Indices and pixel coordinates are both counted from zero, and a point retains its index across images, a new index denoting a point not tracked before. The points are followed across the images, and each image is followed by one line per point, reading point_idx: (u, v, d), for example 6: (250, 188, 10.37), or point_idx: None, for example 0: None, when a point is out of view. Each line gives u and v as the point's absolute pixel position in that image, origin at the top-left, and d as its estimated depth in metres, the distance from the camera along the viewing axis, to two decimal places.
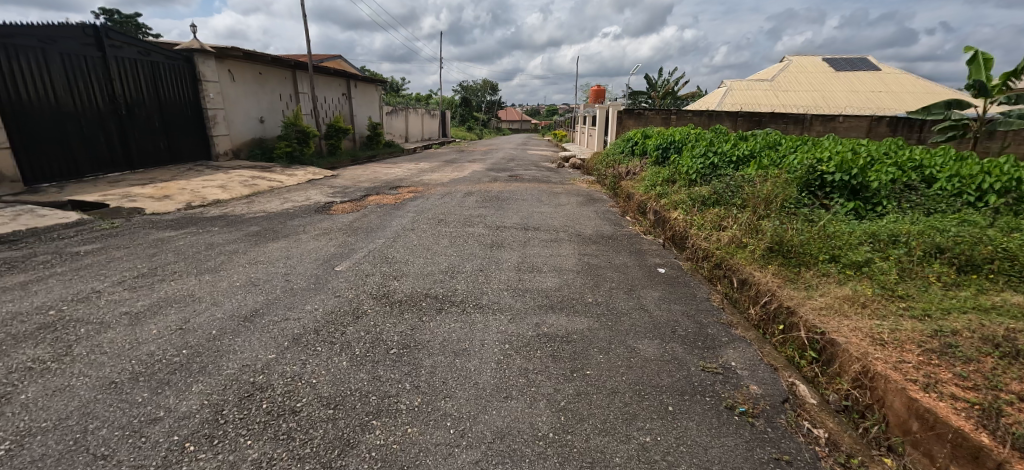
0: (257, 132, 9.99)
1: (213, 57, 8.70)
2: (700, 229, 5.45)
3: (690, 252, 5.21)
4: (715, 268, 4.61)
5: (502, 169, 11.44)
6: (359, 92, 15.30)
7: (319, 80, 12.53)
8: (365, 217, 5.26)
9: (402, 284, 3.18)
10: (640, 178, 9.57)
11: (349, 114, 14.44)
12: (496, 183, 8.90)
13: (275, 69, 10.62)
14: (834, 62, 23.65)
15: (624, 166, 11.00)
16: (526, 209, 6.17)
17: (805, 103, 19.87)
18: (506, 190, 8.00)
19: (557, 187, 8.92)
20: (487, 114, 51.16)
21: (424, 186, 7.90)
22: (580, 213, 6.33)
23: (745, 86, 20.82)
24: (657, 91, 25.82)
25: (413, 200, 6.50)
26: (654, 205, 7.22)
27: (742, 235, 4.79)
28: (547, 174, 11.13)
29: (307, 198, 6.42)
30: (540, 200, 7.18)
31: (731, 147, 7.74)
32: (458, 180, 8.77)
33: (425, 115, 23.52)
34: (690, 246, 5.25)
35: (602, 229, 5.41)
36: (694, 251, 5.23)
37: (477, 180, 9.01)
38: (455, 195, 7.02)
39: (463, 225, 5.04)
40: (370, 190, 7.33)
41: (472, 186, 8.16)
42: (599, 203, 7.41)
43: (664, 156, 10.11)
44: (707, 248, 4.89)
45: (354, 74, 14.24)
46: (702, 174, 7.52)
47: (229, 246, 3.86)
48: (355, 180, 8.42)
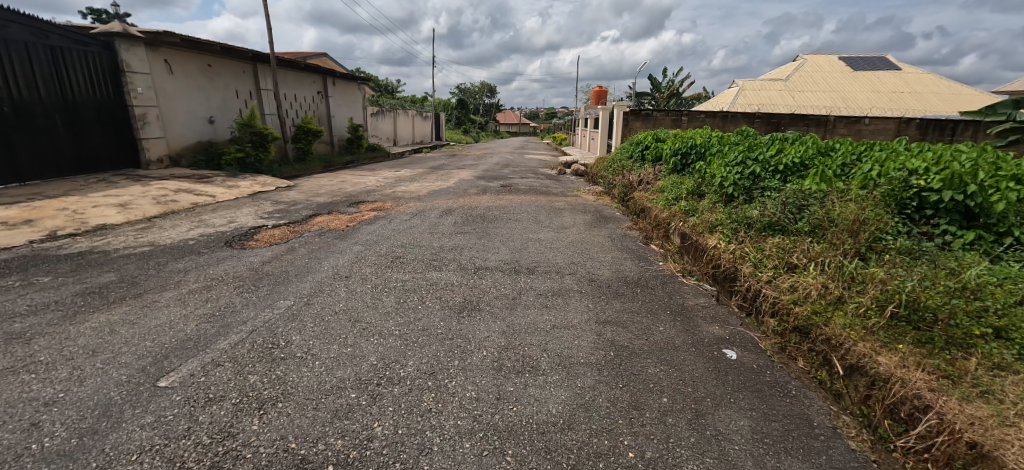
0: (204, 133, 8.47)
1: (142, 44, 7.16)
2: (758, 267, 3.92)
3: (749, 304, 3.69)
4: (796, 335, 3.08)
5: (494, 177, 9.92)
6: (339, 91, 13.77)
7: (289, 76, 10.99)
8: (290, 253, 3.71)
9: (263, 427, 1.63)
10: (658, 189, 8.05)
11: (326, 115, 12.91)
12: (486, 196, 7.34)
13: (230, 60, 9.07)
14: (852, 61, 22.12)
15: (637, 174, 9.45)
16: (518, 236, 4.64)
17: (825, 104, 18.35)
18: (496, 206, 6.44)
19: (559, 200, 7.39)
20: (485, 117, 49.74)
21: (394, 201, 6.34)
22: (590, 241, 4.76)
23: (759, 85, 19.34)
24: (662, 91, 24.31)
25: (370, 221, 4.97)
26: (682, 227, 5.69)
27: (831, 282, 3.26)
28: (547, 182, 9.60)
29: (231, 220, 4.87)
30: (537, 219, 5.61)
31: (776, 153, 6.21)
32: (440, 193, 7.22)
33: (415, 117, 21.98)
34: (748, 294, 3.73)
35: (623, 270, 3.84)
36: (753, 302, 3.70)
37: (463, 192, 7.44)
38: (430, 214, 5.45)
39: (425, 266, 3.49)
40: (322, 206, 5.77)
41: (454, 201, 6.59)
42: (613, 223, 5.88)
43: (685, 163, 8.58)
44: (778, 301, 3.36)
45: (333, 71, 12.71)
46: (741, 187, 6.01)
47: (17, 325, 2.32)
48: (311, 192, 6.88)
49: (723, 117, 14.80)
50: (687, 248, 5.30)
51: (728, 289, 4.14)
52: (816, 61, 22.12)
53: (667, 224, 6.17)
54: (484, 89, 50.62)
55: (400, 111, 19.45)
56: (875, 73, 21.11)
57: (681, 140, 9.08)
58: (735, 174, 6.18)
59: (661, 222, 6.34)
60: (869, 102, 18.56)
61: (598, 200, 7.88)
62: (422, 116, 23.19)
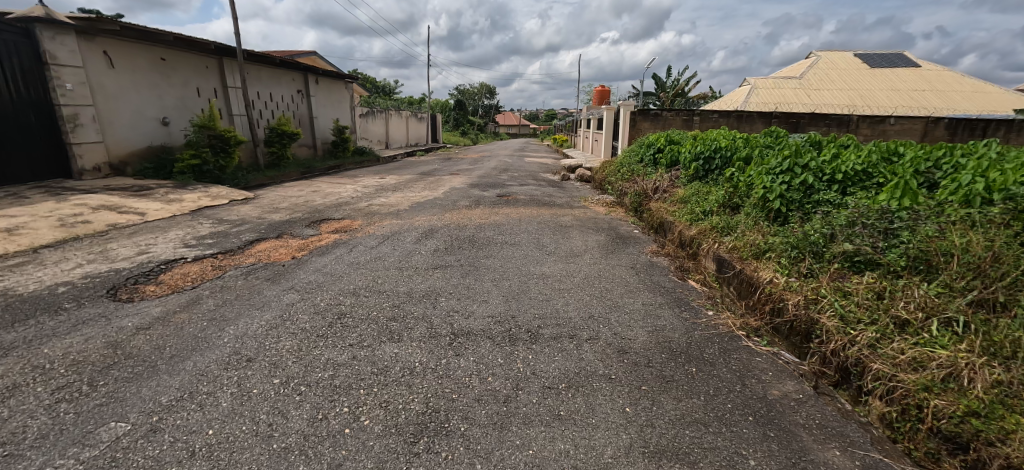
0: (155, 136, 7.36)
1: (72, 32, 6.05)
2: (841, 317, 2.63)
3: (827, 369, 2.50)
4: (930, 442, 1.89)
5: (490, 184, 8.79)
6: (324, 90, 12.64)
7: (262, 73, 9.87)
8: (189, 309, 2.58)
9: None
10: (679, 199, 6.91)
11: (307, 116, 11.80)
12: (478, 208, 6.19)
13: (188, 53, 7.96)
14: (869, 58, 20.95)
15: (653, 181, 8.31)
16: (513, 271, 3.51)
17: (844, 101, 17.18)
18: (489, 222, 5.29)
19: (565, 213, 6.27)
20: (484, 119, 48.65)
21: (366, 218, 5.20)
22: (611, 276, 3.62)
23: (773, 83, 18.22)
24: (669, 91, 23.18)
25: (324, 250, 3.84)
26: (717, 249, 4.54)
27: (975, 354, 2.06)
28: (549, 191, 8.48)
29: (143, 249, 3.76)
30: (540, 241, 4.47)
31: (828, 158, 5.07)
32: (424, 206, 6.08)
33: (410, 118, 20.82)
34: (835, 361, 2.44)
35: (663, 331, 2.70)
36: (844, 375, 2.42)
37: (451, 205, 6.29)
38: (405, 238, 4.32)
39: (376, 332, 2.36)
40: (273, 227, 4.64)
41: (440, 217, 5.44)
42: (632, 245, 4.75)
43: (709, 169, 7.44)
44: (892, 378, 2.12)
45: (315, 68, 11.59)
46: (789, 200, 4.86)
47: None
48: (269, 206, 5.77)
49: (739, 117, 13.67)
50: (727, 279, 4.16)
51: (791, 343, 2.87)
52: (831, 58, 20.94)
53: (691, 240, 5.02)
54: (483, 91, 49.52)
55: (392, 112, 18.32)
56: (895, 70, 19.94)
57: (702, 143, 7.95)
58: (778, 183, 5.04)
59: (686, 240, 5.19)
60: (890, 100, 17.39)
61: (611, 212, 6.77)
62: (418, 117, 22.04)
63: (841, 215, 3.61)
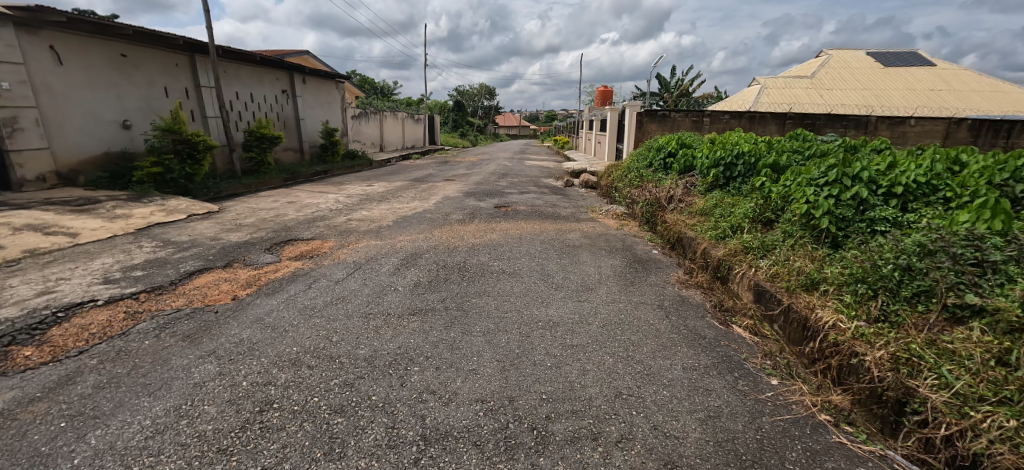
0: (112, 141, 6.60)
1: (12, 24, 5.30)
2: (954, 388, 1.79)
3: (936, 462, 1.72)
4: None
5: (487, 192, 8.02)
6: (313, 90, 11.89)
7: (242, 72, 9.12)
8: (52, 398, 1.83)
9: None
10: (699, 210, 6.13)
11: (293, 118, 11.04)
12: (473, 223, 5.42)
13: (153, 49, 7.21)
14: (881, 57, 20.18)
15: (667, 188, 7.53)
16: (510, 318, 2.74)
17: (859, 101, 16.38)
18: (484, 242, 4.52)
19: (571, 228, 5.50)
20: (483, 120, 47.89)
21: (340, 238, 4.43)
22: (635, 322, 2.84)
23: (783, 83, 17.46)
24: (673, 91, 22.41)
25: (274, 287, 3.08)
26: (747, 276, 3.55)
27: None
28: (553, 199, 7.71)
29: (49, 287, 3.00)
30: (545, 270, 3.70)
31: (880, 166, 4.30)
32: (410, 220, 5.31)
33: (406, 120, 20.05)
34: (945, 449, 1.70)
35: (721, 419, 1.92)
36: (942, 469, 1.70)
37: (442, 219, 5.52)
38: (381, 266, 3.55)
39: (309, 441, 1.60)
40: (225, 251, 3.87)
41: (427, 234, 4.67)
42: (653, 271, 3.98)
43: (730, 177, 6.69)
44: None
45: (302, 67, 10.84)
46: (836, 215, 4.07)
47: None
48: (231, 223, 5.01)
49: (751, 118, 12.92)
50: (764, 307, 3.19)
51: (871, 413, 2.00)
52: (843, 56, 20.16)
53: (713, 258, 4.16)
54: (483, 92, 48.75)
55: (387, 113, 17.55)
56: (909, 69, 19.18)
57: (722, 146, 7.19)
58: (821, 195, 4.28)
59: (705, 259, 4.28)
60: (907, 99, 16.60)
61: (622, 227, 5.99)
62: (414, 118, 21.26)
63: (915, 238, 2.65)
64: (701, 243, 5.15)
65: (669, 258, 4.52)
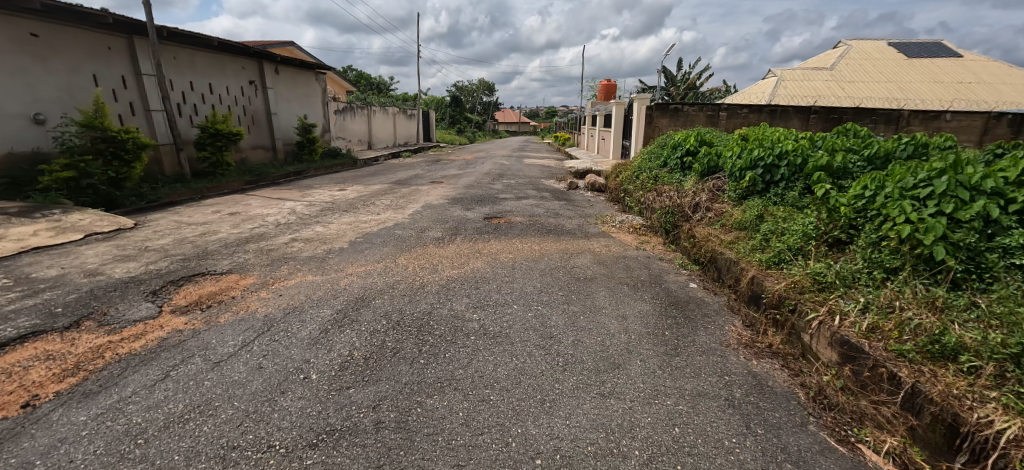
0: (18, 139, 5.41)
1: None
2: None
3: None
4: None
5: (477, 197, 6.82)
6: (288, 81, 10.67)
7: (197, 59, 7.93)
8: None
9: None
10: (736, 223, 4.96)
11: (263, 111, 9.82)
12: (454, 241, 4.20)
13: (77, 29, 6.03)
14: (904, 47, 18.84)
15: (690, 193, 6.34)
16: (481, 450, 1.56)
17: (884, 94, 15.10)
18: (465, 274, 3.32)
19: (579, 249, 4.30)
20: (482, 117, 46.55)
21: (266, 270, 3.24)
22: (701, 450, 1.65)
23: (801, 75, 16.19)
24: (681, 85, 21.16)
25: (106, 379, 1.90)
26: (828, 326, 2.27)
27: None
28: (555, 207, 6.51)
29: None
30: (547, 327, 2.51)
31: (1010, 172, 2.80)
32: (372, 240, 4.11)
33: (398, 115, 18.79)
34: None
35: None
36: None
37: (413, 237, 4.30)
38: (299, 327, 2.35)
39: None
40: (87, 300, 2.70)
41: (388, 263, 3.47)
42: (699, 320, 2.80)
43: (769, 181, 5.47)
44: None
45: (273, 55, 9.60)
46: (952, 242, 2.60)
47: None
48: (136, 245, 3.84)
49: (773, 112, 11.67)
50: (872, 389, 1.98)
51: None
52: (863, 47, 18.82)
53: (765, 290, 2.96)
54: (483, 86, 47.30)
55: (376, 108, 16.29)
56: (934, 60, 17.83)
57: (757, 142, 5.97)
58: (927, 214, 2.74)
59: (759, 291, 3.01)
60: (935, 92, 15.32)
61: (644, 242, 4.76)
62: (407, 113, 19.95)
63: None
64: (748, 271, 3.97)
65: (712, 295, 3.32)
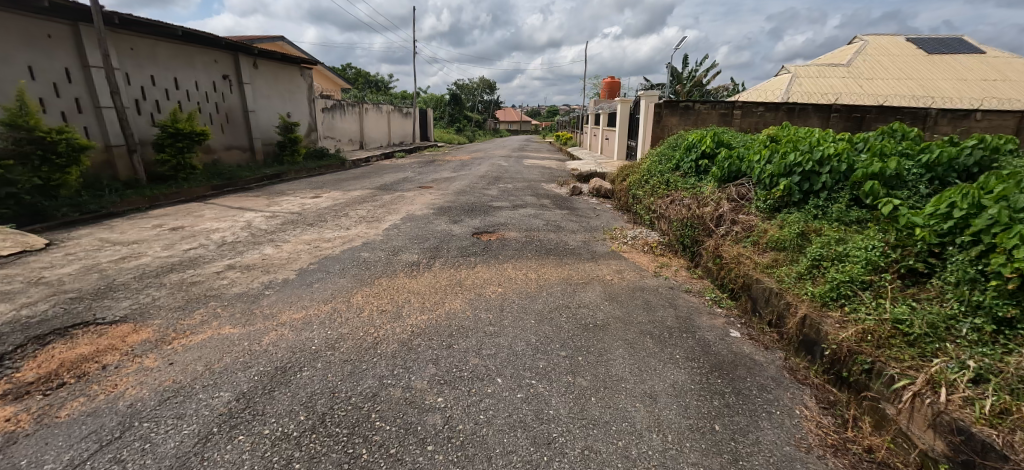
0: None
1: None
2: None
3: None
4: None
5: (467, 205, 5.99)
6: (269, 76, 9.84)
7: (159, 50, 7.14)
8: None
9: None
10: (772, 242, 4.16)
11: (240, 109, 9.01)
12: (431, 268, 3.38)
13: (7, 13, 5.23)
14: (922, 43, 17.91)
15: (710, 203, 5.53)
16: None
17: (904, 91, 14.22)
18: (437, 321, 2.50)
19: (585, 277, 3.46)
20: (482, 116, 45.67)
21: (171, 319, 2.44)
22: None
23: (816, 72, 15.33)
24: (687, 83, 20.28)
25: None
26: (932, 403, 1.68)
27: None
28: (556, 217, 5.68)
29: None
30: (543, 425, 1.70)
31: None
32: (328, 266, 3.30)
33: (392, 113, 17.96)
34: None
35: None
36: None
37: (381, 261, 3.48)
38: (165, 434, 1.55)
39: None
40: None
41: (337, 303, 2.66)
42: (757, 399, 1.99)
43: (807, 191, 4.64)
44: None
45: (250, 48, 8.81)
46: None
47: None
48: (27, 276, 3.04)
49: (790, 110, 10.81)
50: None
51: None
52: (880, 42, 17.91)
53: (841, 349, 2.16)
54: (482, 85, 46.47)
55: (369, 106, 15.46)
56: (955, 57, 16.90)
57: (790, 143, 5.13)
58: None
59: (818, 337, 2.33)
60: (958, 90, 14.44)
61: (664, 263, 3.95)
62: (401, 112, 19.08)
63: None
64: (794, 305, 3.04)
65: (763, 350, 2.50)
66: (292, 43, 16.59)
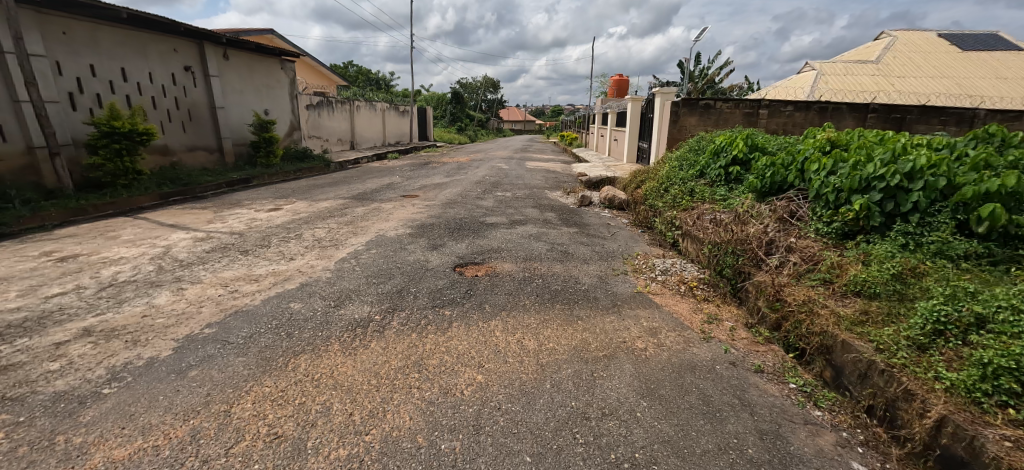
0: None
1: None
2: None
3: None
4: None
5: (452, 221, 4.91)
6: (242, 68, 8.80)
7: (100, 36, 6.14)
8: None
9: None
10: (851, 284, 3.07)
11: (207, 105, 7.98)
12: (382, 333, 2.31)
13: None
14: (957, 40, 16.59)
15: (754, 222, 4.45)
16: None
17: (941, 91, 12.99)
18: (360, 469, 1.43)
19: (605, 345, 2.39)
20: (485, 115, 44.61)
21: None
22: None
23: (843, 69, 14.12)
24: (700, 81, 19.13)
25: None
26: None
27: None
28: (562, 237, 4.62)
29: None
30: None
31: None
32: (230, 332, 2.24)
33: (386, 111, 16.86)
34: None
35: None
36: None
37: (313, 319, 2.42)
38: None
39: None
40: None
41: (204, 421, 1.61)
42: None
43: (891, 213, 3.55)
44: None
45: (217, 36, 7.77)
46: None
47: None
48: None
49: (823, 110, 9.67)
50: None
51: None
52: (909, 38, 16.69)
53: None
54: (485, 84, 45.42)
55: (360, 103, 14.41)
56: (995, 53, 15.56)
57: (861, 150, 4.04)
58: None
59: (966, 454, 1.60)
60: (1001, 89, 13.16)
61: (711, 316, 2.88)
62: (398, 109, 18.03)
63: None
64: (912, 395, 1.83)
65: None
66: (281, 37, 15.57)
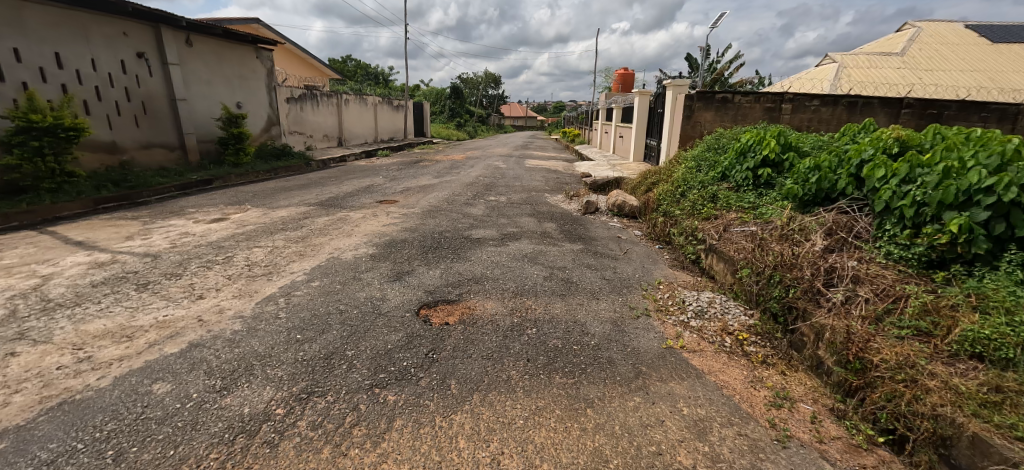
0: None
1: None
2: None
3: None
4: None
5: (429, 235, 4.02)
6: (209, 56, 7.92)
7: (27, 15, 5.28)
8: None
9: None
10: (963, 341, 1.98)
11: (166, 97, 7.11)
12: (273, 450, 1.44)
13: None
14: (986, 31, 15.54)
15: (802, 240, 3.51)
16: None
17: (975, 84, 11.99)
18: None
19: (629, 464, 1.52)
20: (486, 110, 43.59)
21: None
22: None
23: (866, 61, 13.14)
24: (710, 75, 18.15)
25: None
26: None
27: None
28: (565, 258, 3.72)
29: None
30: None
31: None
32: (21, 454, 1.39)
33: (379, 105, 15.91)
34: None
35: None
36: None
37: (173, 420, 1.55)
38: None
39: None
40: None
41: None
42: None
43: (1000, 237, 2.57)
44: None
45: (176, 19, 6.89)
46: None
47: None
48: None
49: (853, 104, 8.73)
50: None
51: None
52: (933, 30, 15.66)
53: None
54: (487, 79, 44.37)
55: (349, 96, 13.49)
56: None
57: (949, 153, 3.13)
58: None
59: None
60: None
61: (781, 394, 2.00)
62: (391, 104, 17.08)
63: None
64: None
65: None
66: (266, 27, 14.64)
